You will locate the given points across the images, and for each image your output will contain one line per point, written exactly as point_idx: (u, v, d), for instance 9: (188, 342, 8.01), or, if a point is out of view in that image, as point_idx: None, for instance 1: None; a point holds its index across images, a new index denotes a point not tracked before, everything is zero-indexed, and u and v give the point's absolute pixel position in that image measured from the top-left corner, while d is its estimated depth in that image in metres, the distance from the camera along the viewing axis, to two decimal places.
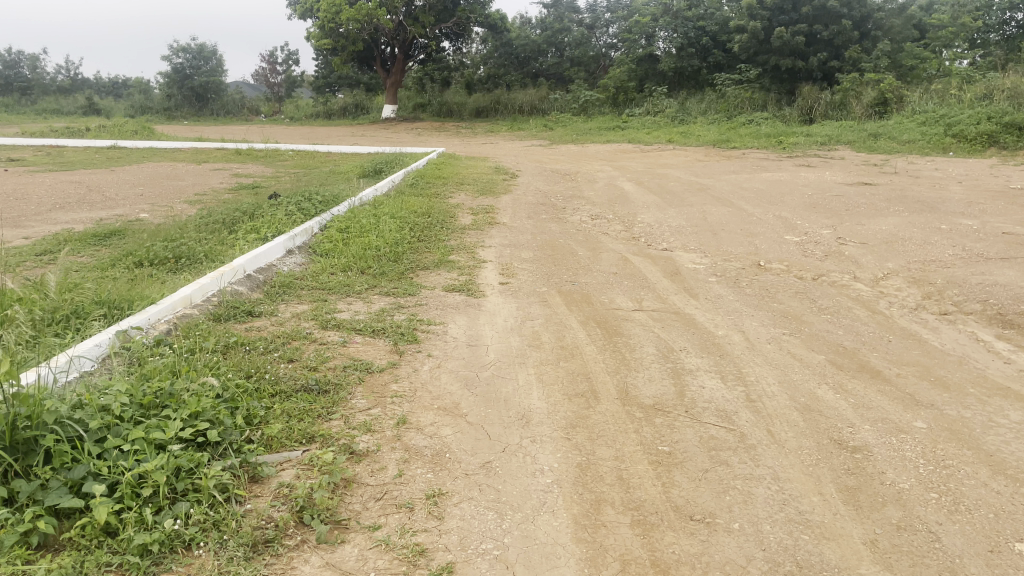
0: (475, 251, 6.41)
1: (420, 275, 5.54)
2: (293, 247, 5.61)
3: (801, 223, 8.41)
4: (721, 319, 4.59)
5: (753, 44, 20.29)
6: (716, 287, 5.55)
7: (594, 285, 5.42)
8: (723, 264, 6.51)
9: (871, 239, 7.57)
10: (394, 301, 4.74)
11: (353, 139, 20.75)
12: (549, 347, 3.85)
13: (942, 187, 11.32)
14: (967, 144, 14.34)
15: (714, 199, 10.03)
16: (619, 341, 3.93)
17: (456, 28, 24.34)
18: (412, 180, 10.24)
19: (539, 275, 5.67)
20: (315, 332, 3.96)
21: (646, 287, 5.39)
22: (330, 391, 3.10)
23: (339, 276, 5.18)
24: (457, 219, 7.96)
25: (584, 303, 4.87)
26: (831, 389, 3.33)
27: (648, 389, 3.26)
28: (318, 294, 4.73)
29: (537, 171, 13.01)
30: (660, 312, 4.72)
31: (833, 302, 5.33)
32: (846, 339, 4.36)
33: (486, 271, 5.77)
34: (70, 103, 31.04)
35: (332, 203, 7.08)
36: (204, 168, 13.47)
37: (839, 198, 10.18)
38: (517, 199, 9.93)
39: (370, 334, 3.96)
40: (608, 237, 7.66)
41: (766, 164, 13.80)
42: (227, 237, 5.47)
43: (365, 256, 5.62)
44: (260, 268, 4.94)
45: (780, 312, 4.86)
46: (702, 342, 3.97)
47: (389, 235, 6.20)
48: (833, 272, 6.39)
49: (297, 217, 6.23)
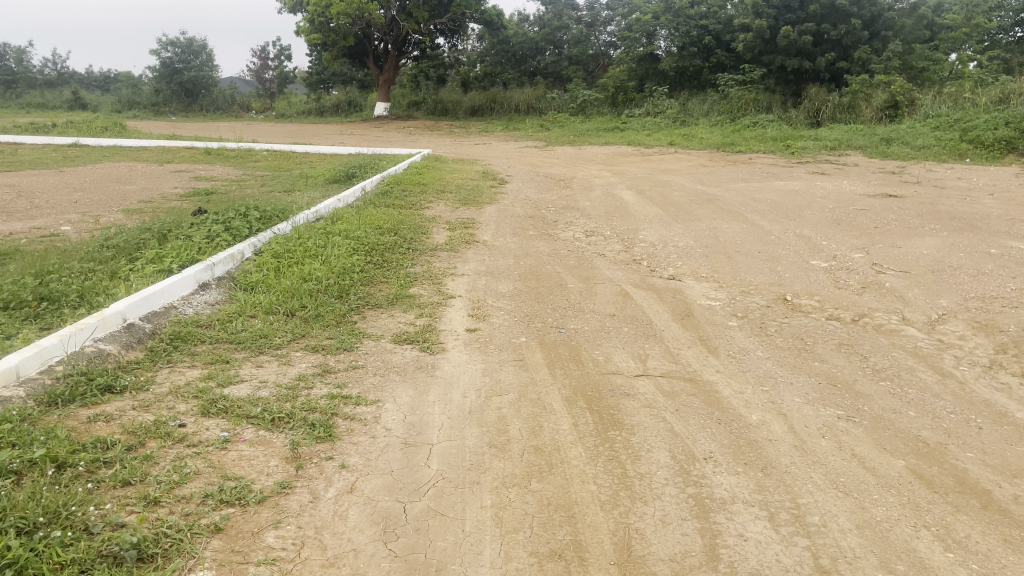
0: (442, 281, 5.28)
1: (367, 317, 4.41)
2: (208, 280, 4.48)
3: (826, 245, 7.30)
4: (752, 393, 3.45)
5: (758, 44, 19.14)
6: (739, 335, 4.44)
7: (586, 333, 4.28)
8: (743, 300, 5.40)
9: (913, 266, 6.46)
10: (322, 360, 3.61)
11: (340, 137, 19.69)
12: (518, 450, 2.71)
13: (971, 200, 10.20)
14: (984, 150, 13.24)
15: (723, 213, 8.92)
16: (617, 439, 2.79)
17: (451, 24, 23.14)
18: (387, 188, 9.16)
19: (518, 317, 4.54)
20: (188, 422, 2.81)
21: (652, 338, 4.25)
22: (157, 558, 1.97)
23: (258, 323, 4.04)
24: (429, 236, 6.83)
25: (572, 365, 3.74)
26: (936, 540, 2.21)
27: (662, 543, 2.14)
28: (224, 351, 3.61)
29: (529, 177, 11.88)
30: (671, 379, 3.59)
31: (889, 358, 4.21)
32: (922, 426, 3.24)
33: (452, 311, 4.63)
34: (55, 96, 29.94)
35: (274, 218, 5.91)
36: (165, 170, 12.28)
37: (863, 213, 9.06)
38: (504, 209, 8.83)
39: (268, 425, 2.82)
40: (604, 260, 6.55)
41: (776, 171, 12.68)
42: (121, 269, 4.32)
43: (299, 291, 4.48)
44: (150, 314, 3.82)
45: (826, 380, 3.74)
46: (734, 440, 2.83)
47: (337, 262, 5.07)
48: (876, 311, 5.28)
49: (223, 238, 5.08)
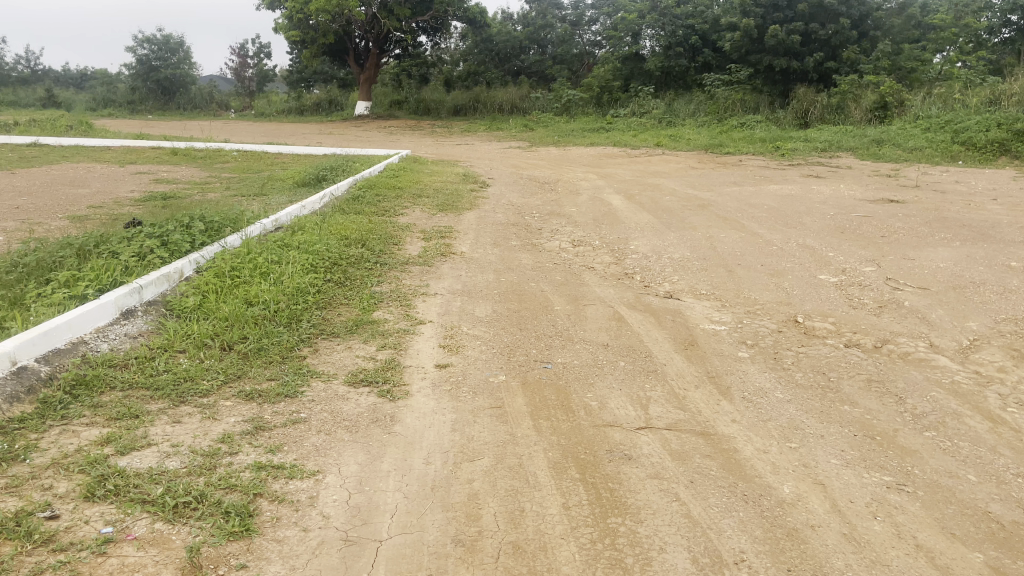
0: (411, 303, 4.63)
1: (321, 349, 3.77)
2: (134, 308, 3.82)
3: (833, 256, 6.72)
4: (779, 452, 2.84)
5: (746, 43, 18.56)
6: (752, 369, 3.83)
7: (577, 369, 3.66)
8: (752, 323, 4.80)
9: (930, 281, 5.88)
10: (255, 412, 2.97)
11: (317, 137, 18.96)
12: (492, 550, 2.10)
13: (975, 206, 9.68)
14: (976, 152, 12.77)
15: (719, 220, 8.32)
16: (622, 533, 2.18)
17: (433, 22, 22.39)
18: (358, 192, 8.51)
19: (497, 349, 3.91)
20: (63, 511, 2.17)
21: (654, 375, 3.64)
22: None
23: (186, 361, 3.39)
24: (401, 247, 6.20)
25: (560, 414, 3.12)
26: None
27: None
28: (136, 402, 2.96)
29: (512, 179, 11.26)
30: (679, 434, 2.97)
31: (928, 397, 3.62)
32: (991, 497, 2.65)
33: (420, 341, 3.98)
34: (26, 94, 28.95)
35: (222, 228, 5.25)
36: (125, 172, 11.53)
37: (867, 220, 8.51)
38: (483, 216, 8.20)
39: (165, 513, 2.19)
40: (593, 275, 5.94)
41: (769, 174, 12.12)
42: (27, 297, 3.66)
43: (241, 319, 3.83)
44: (51, 353, 3.17)
45: (863, 432, 3.13)
46: (768, 534, 2.22)
47: (291, 283, 4.42)
48: (900, 336, 4.70)
49: (158, 254, 4.42)
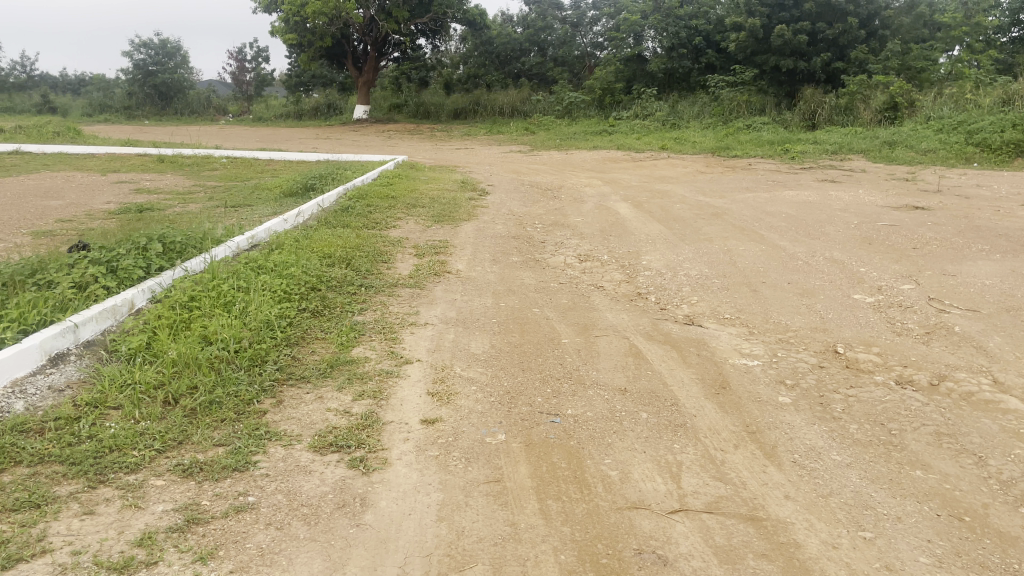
0: (397, 336, 4.03)
1: (287, 401, 3.15)
2: (64, 354, 3.23)
3: (865, 272, 6.11)
4: (851, 548, 2.26)
5: (750, 43, 17.97)
6: (799, 421, 3.21)
7: (591, 424, 3.06)
8: (788, 356, 4.18)
9: (978, 302, 5.27)
10: (190, 496, 2.36)
11: (313, 142, 18.38)
12: None
13: (1003, 212, 9.07)
14: (992, 154, 12.14)
15: (735, 230, 7.72)
16: None
17: (432, 24, 21.78)
18: (348, 202, 7.93)
19: (496, 398, 3.29)
20: None
21: (683, 432, 3.03)
22: None
23: (116, 424, 2.78)
24: (390, 266, 5.60)
25: (572, 491, 2.51)
26: None
27: None
28: (41, 484, 2.36)
29: (513, 186, 10.66)
30: (722, 519, 2.38)
31: (1012, 455, 3.00)
32: None
33: (405, 388, 3.36)
34: (21, 100, 28.31)
35: (186, 250, 4.66)
36: (106, 181, 10.91)
37: (894, 229, 7.89)
38: (481, 227, 7.61)
39: None
40: (603, 297, 5.33)
41: (782, 178, 11.51)
42: None
43: (191, 363, 3.21)
44: None
45: (948, 510, 2.54)
46: None
47: (259, 316, 3.81)
48: (958, 370, 4.09)
49: (103, 286, 3.83)
